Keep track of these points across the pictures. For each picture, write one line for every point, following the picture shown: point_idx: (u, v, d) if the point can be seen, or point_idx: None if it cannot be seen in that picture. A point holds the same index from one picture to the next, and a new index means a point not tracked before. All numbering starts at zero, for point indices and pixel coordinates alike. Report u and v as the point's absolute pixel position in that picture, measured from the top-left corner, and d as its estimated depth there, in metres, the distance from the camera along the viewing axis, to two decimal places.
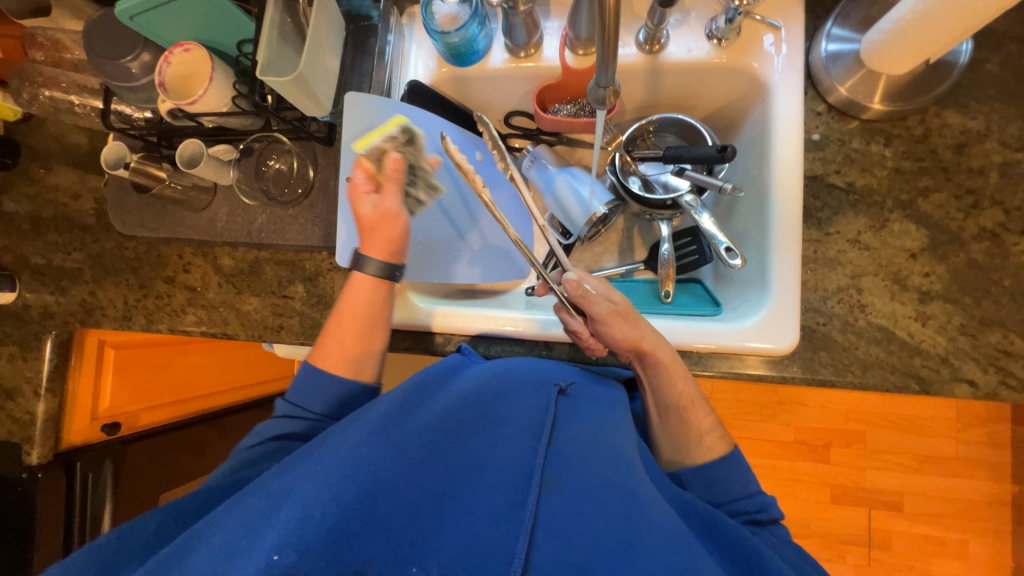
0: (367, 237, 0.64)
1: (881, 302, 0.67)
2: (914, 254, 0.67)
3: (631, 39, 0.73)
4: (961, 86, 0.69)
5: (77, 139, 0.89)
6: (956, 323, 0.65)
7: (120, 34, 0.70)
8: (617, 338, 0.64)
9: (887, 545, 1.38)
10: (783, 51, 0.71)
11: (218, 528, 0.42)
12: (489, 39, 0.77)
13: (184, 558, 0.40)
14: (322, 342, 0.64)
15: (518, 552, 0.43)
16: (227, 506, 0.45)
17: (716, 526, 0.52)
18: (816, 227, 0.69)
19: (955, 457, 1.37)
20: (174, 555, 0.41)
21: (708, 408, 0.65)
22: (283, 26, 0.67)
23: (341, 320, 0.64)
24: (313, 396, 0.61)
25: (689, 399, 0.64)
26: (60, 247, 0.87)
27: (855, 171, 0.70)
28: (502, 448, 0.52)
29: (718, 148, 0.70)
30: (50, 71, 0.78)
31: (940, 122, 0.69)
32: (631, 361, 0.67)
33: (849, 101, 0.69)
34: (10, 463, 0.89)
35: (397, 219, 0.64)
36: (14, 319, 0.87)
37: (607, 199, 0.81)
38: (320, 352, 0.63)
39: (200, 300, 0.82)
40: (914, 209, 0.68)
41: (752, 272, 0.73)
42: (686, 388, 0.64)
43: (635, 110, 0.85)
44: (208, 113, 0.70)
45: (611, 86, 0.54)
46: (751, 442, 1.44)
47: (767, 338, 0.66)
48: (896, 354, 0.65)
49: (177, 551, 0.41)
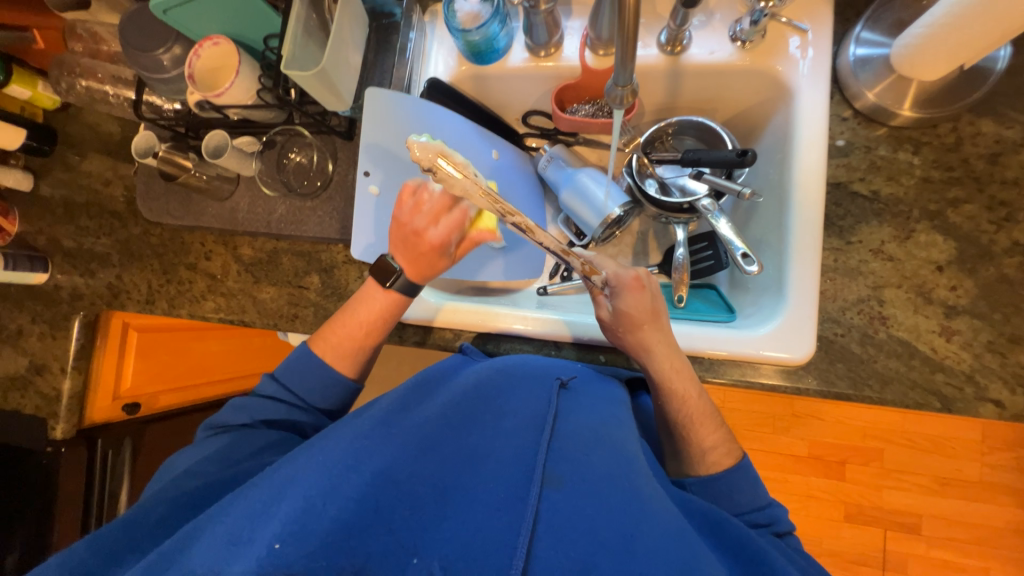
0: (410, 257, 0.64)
1: (904, 315, 0.64)
2: (941, 267, 0.64)
3: (652, 40, 0.73)
4: (997, 93, 0.66)
5: (110, 129, 0.92)
6: (983, 340, 0.62)
7: (152, 27, 0.72)
8: (661, 357, 0.63)
9: (901, 568, 1.33)
10: (808, 55, 0.69)
11: (221, 516, 0.43)
12: (510, 38, 0.77)
13: (182, 555, 0.40)
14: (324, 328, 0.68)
15: (520, 547, 0.42)
16: (228, 498, 0.45)
17: (718, 523, 0.51)
18: (837, 236, 0.67)
19: (978, 480, 1.32)
20: (175, 549, 0.41)
21: (722, 434, 0.64)
22: (308, 22, 0.68)
23: (350, 311, 0.67)
24: (311, 381, 0.65)
25: (698, 413, 0.63)
26: (91, 231, 0.90)
27: (881, 179, 0.68)
28: (504, 437, 0.52)
29: (739, 152, 0.68)
30: (88, 62, 0.82)
31: (973, 131, 0.66)
32: (621, 338, 0.65)
33: (878, 108, 0.67)
34: (34, 437, 0.93)
35: (434, 246, 0.63)
36: (46, 299, 0.91)
37: (622, 201, 0.80)
38: (320, 339, 0.67)
39: (219, 288, 0.84)
40: (942, 219, 0.65)
41: (768, 279, 0.72)
42: (697, 400, 0.64)
43: (655, 112, 0.84)
44: (234, 104, 0.72)
45: (629, 85, 0.53)
46: (763, 454, 1.41)
47: (782, 347, 0.64)
48: (918, 369, 0.63)
49: (180, 538, 0.42)
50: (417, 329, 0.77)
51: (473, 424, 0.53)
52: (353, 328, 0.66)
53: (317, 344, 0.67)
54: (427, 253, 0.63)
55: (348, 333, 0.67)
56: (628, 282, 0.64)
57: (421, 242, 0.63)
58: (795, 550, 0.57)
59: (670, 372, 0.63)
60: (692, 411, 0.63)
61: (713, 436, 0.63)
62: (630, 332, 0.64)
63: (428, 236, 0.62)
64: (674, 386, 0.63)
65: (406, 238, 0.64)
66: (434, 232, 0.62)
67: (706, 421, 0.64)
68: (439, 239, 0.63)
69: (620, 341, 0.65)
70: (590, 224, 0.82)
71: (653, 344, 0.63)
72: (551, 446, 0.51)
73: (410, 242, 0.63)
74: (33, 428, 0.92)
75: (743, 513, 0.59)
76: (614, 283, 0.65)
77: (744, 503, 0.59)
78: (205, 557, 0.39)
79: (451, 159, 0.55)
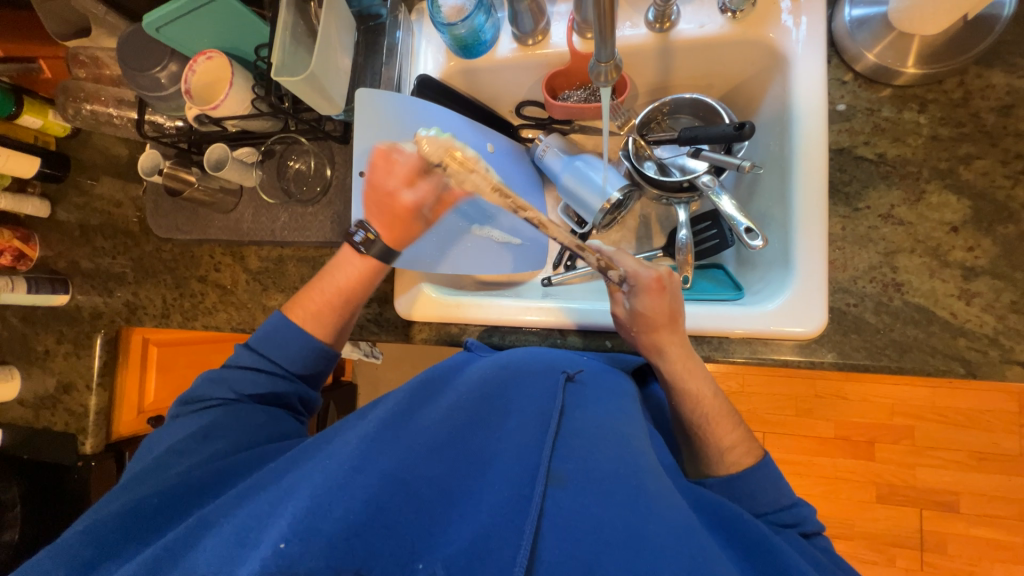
0: (393, 228, 0.67)
1: (919, 280, 0.62)
2: (956, 227, 0.62)
3: (640, 19, 0.72)
4: (1005, 42, 0.63)
5: (118, 151, 0.95)
6: (1006, 300, 0.60)
7: (148, 47, 0.74)
8: (675, 366, 0.63)
9: (941, 548, 1.28)
10: (802, 22, 0.67)
11: (228, 517, 0.45)
12: (497, 30, 0.77)
13: (190, 552, 0.42)
14: (301, 297, 0.71)
15: (524, 545, 0.42)
16: (233, 498, 0.47)
17: (733, 521, 0.50)
18: (844, 203, 0.65)
19: (1017, 454, 1.27)
20: (180, 546, 0.43)
21: (738, 427, 0.63)
22: (296, 29, 0.70)
23: (329, 298, 0.70)
24: (302, 367, 0.68)
25: (714, 411, 0.63)
26: (107, 251, 0.93)
27: (886, 141, 0.65)
28: (510, 437, 0.52)
29: (736, 125, 0.67)
30: (91, 87, 0.85)
31: (982, 83, 0.63)
32: (636, 337, 0.65)
33: (878, 68, 0.65)
34: (67, 452, 0.97)
35: (418, 218, 0.68)
36: (68, 319, 0.95)
37: (620, 184, 0.79)
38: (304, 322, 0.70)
39: (230, 298, 0.86)
40: (954, 178, 0.63)
41: (775, 252, 0.70)
42: (713, 401, 0.63)
43: (648, 92, 0.83)
44: (230, 116, 0.74)
45: (612, 61, 0.52)
46: (786, 437, 1.37)
47: (793, 320, 0.63)
48: (937, 335, 0.61)
49: (182, 539, 0.44)
50: (422, 325, 0.78)
51: (480, 424, 0.53)
52: (342, 312, 0.70)
53: (297, 314, 0.70)
54: (404, 216, 0.67)
55: (341, 319, 0.70)
56: (648, 284, 0.62)
57: (396, 205, 0.66)
58: (824, 550, 0.56)
59: (682, 370, 0.63)
60: (700, 408, 0.63)
61: (732, 436, 0.62)
62: (644, 332, 0.63)
63: (403, 198, 0.65)
64: (687, 367, 0.63)
65: (383, 201, 0.66)
66: (407, 192, 0.65)
67: (716, 402, 0.63)
68: (411, 203, 0.66)
69: (635, 341, 0.65)
70: (589, 212, 0.82)
71: (663, 343, 0.63)
72: (556, 442, 0.51)
73: (387, 205, 0.66)
74: (66, 443, 0.96)
75: (761, 493, 0.58)
76: (634, 282, 0.63)
77: (763, 487, 0.58)
78: (210, 557, 0.40)
79: (456, 150, 0.58)
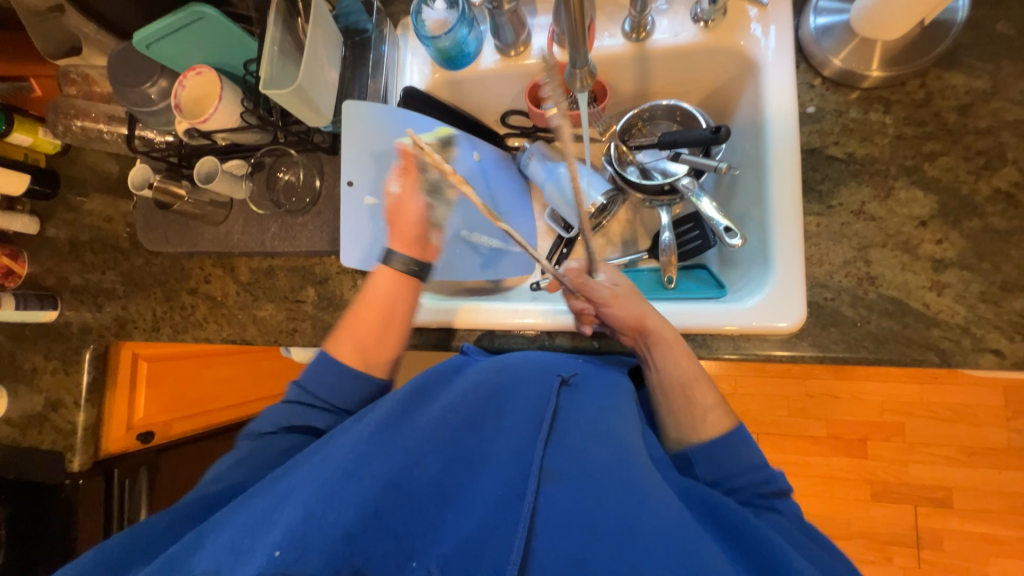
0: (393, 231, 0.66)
1: (892, 273, 0.64)
2: (924, 222, 0.64)
3: (617, 30, 0.75)
4: (962, 46, 0.67)
5: (109, 167, 0.96)
6: (975, 291, 0.62)
7: (137, 63, 0.75)
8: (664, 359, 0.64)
9: (937, 544, 1.29)
10: (771, 32, 0.70)
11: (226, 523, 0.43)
12: (480, 42, 0.80)
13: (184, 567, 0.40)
14: (340, 329, 0.65)
15: (517, 547, 0.43)
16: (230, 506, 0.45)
17: (720, 513, 0.51)
18: (817, 201, 0.68)
19: (1007, 447, 1.29)
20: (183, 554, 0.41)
21: None
22: (284, 43, 0.72)
23: (361, 311, 0.64)
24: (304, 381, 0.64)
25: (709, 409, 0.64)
26: (96, 267, 0.93)
27: (855, 141, 0.68)
28: (504, 439, 0.53)
29: (712, 129, 0.69)
30: (83, 104, 0.86)
31: (941, 85, 0.67)
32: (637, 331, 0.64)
33: (845, 72, 0.68)
34: (54, 470, 0.96)
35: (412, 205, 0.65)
36: (56, 334, 0.94)
37: (603, 188, 0.81)
38: (334, 343, 0.65)
39: (220, 309, 0.86)
40: (920, 174, 0.65)
41: (754, 249, 0.72)
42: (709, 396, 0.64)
43: (628, 100, 0.85)
44: (219, 129, 0.75)
45: (587, 67, 0.55)
46: (779, 437, 1.38)
47: (773, 315, 0.64)
48: (912, 326, 0.63)
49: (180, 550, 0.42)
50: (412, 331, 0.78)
51: (475, 426, 0.53)
52: (380, 334, 0.64)
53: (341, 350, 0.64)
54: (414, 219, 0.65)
55: (378, 341, 0.64)
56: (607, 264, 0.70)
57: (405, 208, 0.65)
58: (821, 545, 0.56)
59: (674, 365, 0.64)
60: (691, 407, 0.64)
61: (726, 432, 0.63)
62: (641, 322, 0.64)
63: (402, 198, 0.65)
64: (682, 360, 0.64)
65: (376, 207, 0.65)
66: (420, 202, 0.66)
67: (709, 393, 0.63)
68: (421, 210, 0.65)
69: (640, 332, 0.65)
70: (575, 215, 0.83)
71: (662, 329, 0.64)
72: (549, 444, 0.52)
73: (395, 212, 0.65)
74: (52, 462, 0.95)
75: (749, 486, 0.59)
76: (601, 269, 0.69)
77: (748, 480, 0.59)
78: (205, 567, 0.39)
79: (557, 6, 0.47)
